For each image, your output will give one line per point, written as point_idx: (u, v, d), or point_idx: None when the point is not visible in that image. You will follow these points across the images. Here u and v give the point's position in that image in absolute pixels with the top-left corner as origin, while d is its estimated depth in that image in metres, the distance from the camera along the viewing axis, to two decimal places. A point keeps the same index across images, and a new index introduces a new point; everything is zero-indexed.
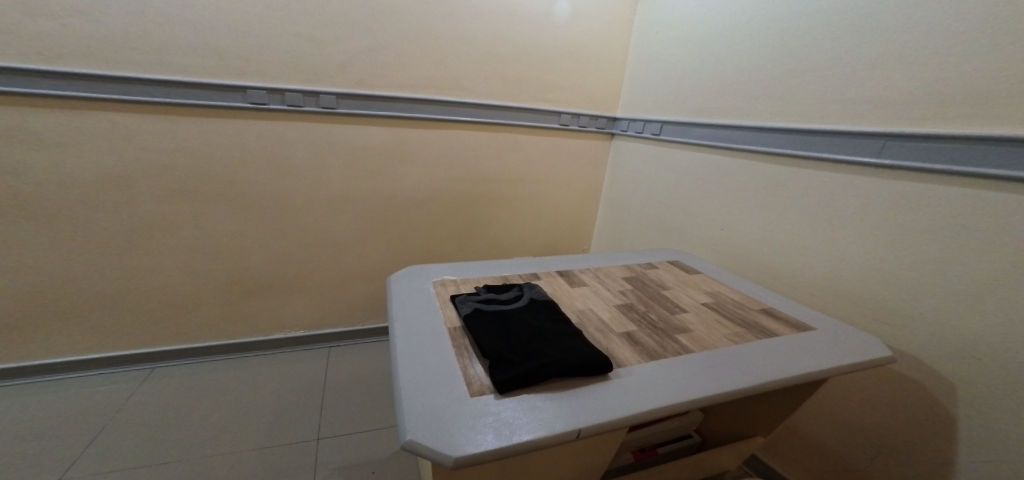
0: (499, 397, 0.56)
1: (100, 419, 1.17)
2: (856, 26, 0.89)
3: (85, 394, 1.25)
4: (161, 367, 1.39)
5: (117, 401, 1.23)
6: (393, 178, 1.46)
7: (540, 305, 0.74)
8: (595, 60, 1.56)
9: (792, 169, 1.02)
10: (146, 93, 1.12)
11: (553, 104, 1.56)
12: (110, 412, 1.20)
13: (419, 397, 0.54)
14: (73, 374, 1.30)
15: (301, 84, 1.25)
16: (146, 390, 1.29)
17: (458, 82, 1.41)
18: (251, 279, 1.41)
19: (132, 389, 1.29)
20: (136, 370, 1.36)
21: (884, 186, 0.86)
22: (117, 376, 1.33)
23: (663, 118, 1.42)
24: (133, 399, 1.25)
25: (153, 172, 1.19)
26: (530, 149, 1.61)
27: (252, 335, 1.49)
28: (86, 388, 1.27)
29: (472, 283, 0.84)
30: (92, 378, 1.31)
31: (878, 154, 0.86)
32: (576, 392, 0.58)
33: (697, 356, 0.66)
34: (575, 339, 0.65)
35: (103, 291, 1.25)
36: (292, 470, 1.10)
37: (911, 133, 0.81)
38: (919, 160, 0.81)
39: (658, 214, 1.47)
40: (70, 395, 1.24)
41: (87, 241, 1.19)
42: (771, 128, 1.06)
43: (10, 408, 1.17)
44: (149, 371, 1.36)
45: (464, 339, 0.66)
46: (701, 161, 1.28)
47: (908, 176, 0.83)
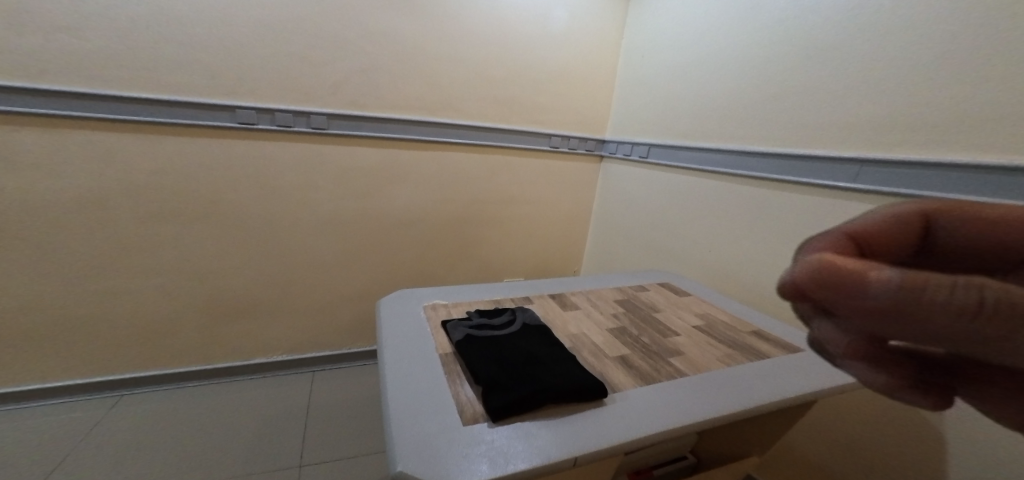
0: (493, 425, 0.54)
1: (62, 449, 1.10)
2: (830, 55, 0.94)
3: (49, 424, 1.18)
4: (133, 393, 1.32)
5: (82, 431, 1.17)
6: (383, 198, 1.45)
7: (532, 330, 0.73)
8: (584, 84, 1.60)
9: (776, 192, 1.05)
10: (131, 112, 1.11)
11: (542, 126, 1.59)
12: (73, 443, 1.13)
13: (410, 426, 0.53)
14: (35, 402, 1.23)
15: (292, 104, 1.25)
16: (114, 419, 1.22)
17: (450, 104, 1.43)
18: (234, 301, 1.37)
19: (99, 418, 1.22)
20: (105, 397, 1.30)
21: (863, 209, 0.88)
22: (84, 404, 1.26)
23: (651, 141, 1.46)
24: (100, 428, 1.18)
25: (134, 192, 1.17)
26: (520, 169, 1.62)
27: (232, 359, 1.43)
28: (49, 417, 1.20)
29: (463, 307, 0.83)
30: (56, 406, 1.24)
31: (855, 178, 0.90)
32: (571, 418, 0.57)
33: (691, 379, 0.66)
34: (569, 364, 0.64)
35: (74, 314, 1.20)
36: None
37: (885, 158, 0.84)
38: (893, 185, 0.84)
39: (647, 235, 1.49)
40: (33, 424, 1.17)
41: (59, 262, 1.15)
42: (754, 152, 1.09)
43: None
44: (118, 398, 1.30)
45: (456, 365, 0.65)
46: (687, 183, 1.31)
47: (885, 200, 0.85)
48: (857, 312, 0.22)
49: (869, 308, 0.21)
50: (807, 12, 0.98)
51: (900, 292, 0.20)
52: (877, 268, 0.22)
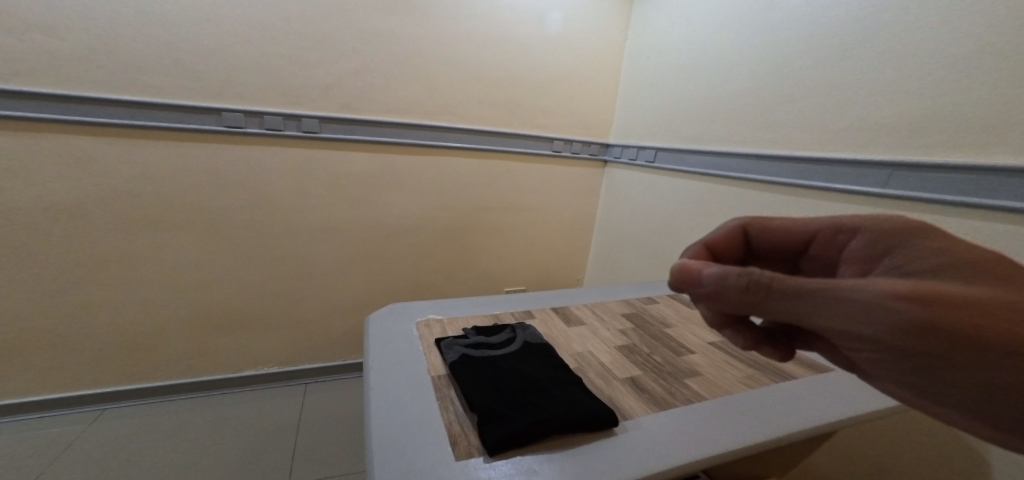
0: (490, 460, 0.48)
1: (34, 468, 1.03)
2: (848, 52, 0.88)
3: (23, 440, 1.11)
4: (114, 408, 1.26)
5: (58, 448, 1.10)
6: (378, 205, 1.40)
7: (534, 349, 0.67)
8: (587, 87, 1.56)
9: (792, 196, 0.99)
10: (111, 115, 1.06)
11: (544, 130, 1.54)
12: (47, 461, 1.06)
13: (395, 462, 0.47)
14: (10, 417, 1.17)
15: (282, 107, 1.20)
16: (93, 435, 1.15)
17: (447, 107, 1.38)
18: (221, 312, 1.31)
19: (77, 434, 1.15)
20: (84, 412, 1.23)
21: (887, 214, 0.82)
22: (62, 419, 1.19)
23: (657, 145, 1.40)
24: (77, 445, 1.11)
25: (115, 198, 1.11)
26: (522, 175, 1.57)
27: (220, 371, 1.37)
28: (22, 433, 1.13)
29: (459, 323, 0.78)
30: (31, 422, 1.17)
31: (885, 184, 0.82)
32: (577, 452, 0.51)
33: (709, 404, 0.60)
34: (574, 389, 0.58)
35: (52, 325, 1.14)
36: None
37: (919, 162, 0.77)
38: (927, 192, 0.77)
39: (653, 242, 1.43)
40: (7, 441, 1.10)
41: (36, 271, 1.09)
42: (769, 155, 1.04)
43: None
44: (99, 413, 1.23)
45: (449, 390, 0.59)
46: (696, 189, 1.25)
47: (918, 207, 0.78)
48: (699, 297, 0.37)
49: (703, 293, 0.36)
50: (821, 8, 0.94)
51: (715, 280, 0.36)
52: (706, 266, 0.37)
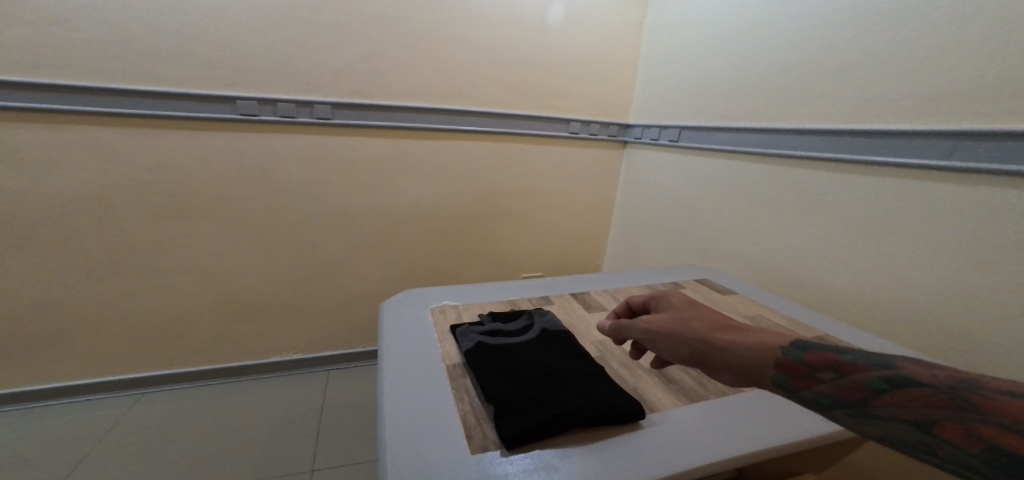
0: (507, 454, 0.45)
1: (80, 450, 1.08)
2: (895, 11, 0.79)
3: (68, 422, 1.17)
4: (151, 392, 1.31)
5: (101, 430, 1.15)
6: (393, 192, 1.38)
7: (552, 337, 0.64)
8: (604, 65, 1.49)
9: (829, 173, 0.91)
10: (130, 106, 1.06)
11: (560, 111, 1.48)
12: (91, 443, 1.11)
13: (409, 454, 0.44)
14: (56, 401, 1.22)
15: (294, 94, 1.19)
16: (133, 418, 1.20)
17: (459, 90, 1.34)
18: (244, 300, 1.33)
19: (116, 416, 1.20)
20: (124, 396, 1.28)
21: (927, 190, 0.75)
22: (104, 402, 1.25)
23: (682, 123, 1.33)
24: (119, 427, 1.16)
25: (138, 188, 1.13)
26: (538, 159, 1.52)
27: (247, 358, 1.40)
28: (67, 416, 1.19)
29: (476, 309, 0.75)
30: (75, 405, 1.23)
31: (948, 156, 0.72)
32: (601, 447, 0.47)
33: (743, 397, 0.57)
34: (597, 379, 0.55)
35: (86, 313, 1.18)
36: None
37: (985, 130, 0.68)
38: (996, 163, 0.67)
39: (676, 226, 1.37)
40: (54, 422, 1.16)
41: (69, 261, 1.12)
42: (806, 130, 0.95)
43: None
44: (137, 397, 1.28)
45: (465, 379, 0.56)
46: (723, 168, 1.18)
47: (982, 181, 0.69)
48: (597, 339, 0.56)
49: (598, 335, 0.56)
50: None
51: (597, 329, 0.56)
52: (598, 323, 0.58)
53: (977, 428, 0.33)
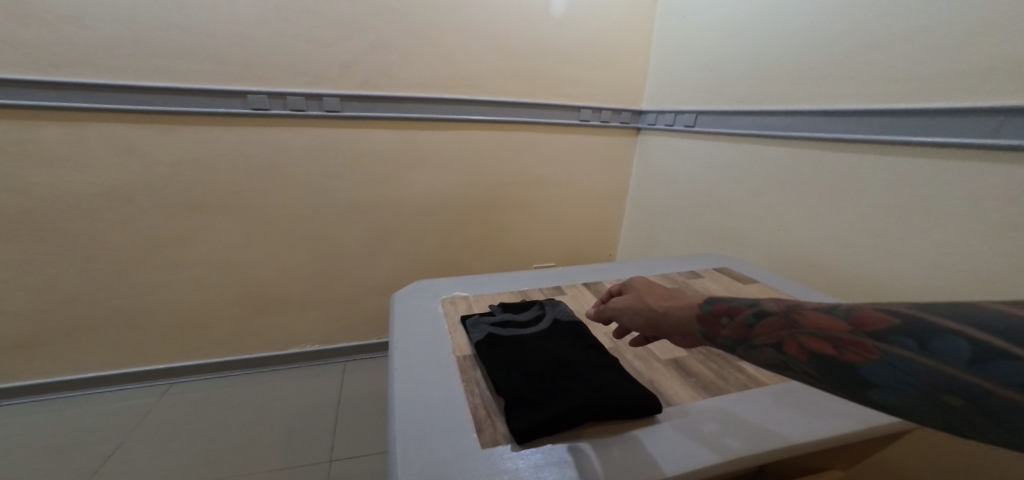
0: (518, 449, 0.44)
1: (114, 438, 1.13)
2: None
3: (102, 412, 1.21)
4: (180, 382, 1.35)
5: (135, 419, 1.19)
6: (403, 184, 1.37)
7: (564, 328, 0.63)
8: (616, 50, 1.44)
9: (856, 155, 0.86)
10: (145, 102, 1.07)
11: (571, 99, 1.45)
12: (125, 431, 1.15)
13: (419, 448, 0.44)
14: (90, 390, 1.27)
15: (303, 87, 1.18)
16: (164, 407, 1.24)
17: (467, 79, 1.32)
18: (261, 293, 1.35)
19: (146, 407, 1.24)
20: (154, 386, 1.32)
21: (964, 171, 0.70)
22: (136, 392, 1.29)
23: (698, 108, 1.28)
24: (151, 416, 1.21)
25: (156, 184, 1.14)
26: (549, 147, 1.49)
27: (267, 349, 1.42)
28: (101, 405, 1.23)
29: (487, 300, 0.74)
30: (108, 395, 1.27)
31: (992, 134, 0.67)
32: (616, 442, 0.46)
33: (767, 390, 0.54)
34: (610, 372, 0.53)
35: (113, 307, 1.21)
36: None
37: None
38: None
39: (693, 214, 1.33)
40: (90, 411, 1.21)
41: (94, 256, 1.15)
42: (831, 112, 0.90)
43: (27, 425, 1.14)
44: (167, 387, 1.33)
45: (475, 372, 0.55)
46: (743, 153, 1.13)
47: None
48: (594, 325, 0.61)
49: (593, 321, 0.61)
50: None
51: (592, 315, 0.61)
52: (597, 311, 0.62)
53: (797, 340, 0.35)
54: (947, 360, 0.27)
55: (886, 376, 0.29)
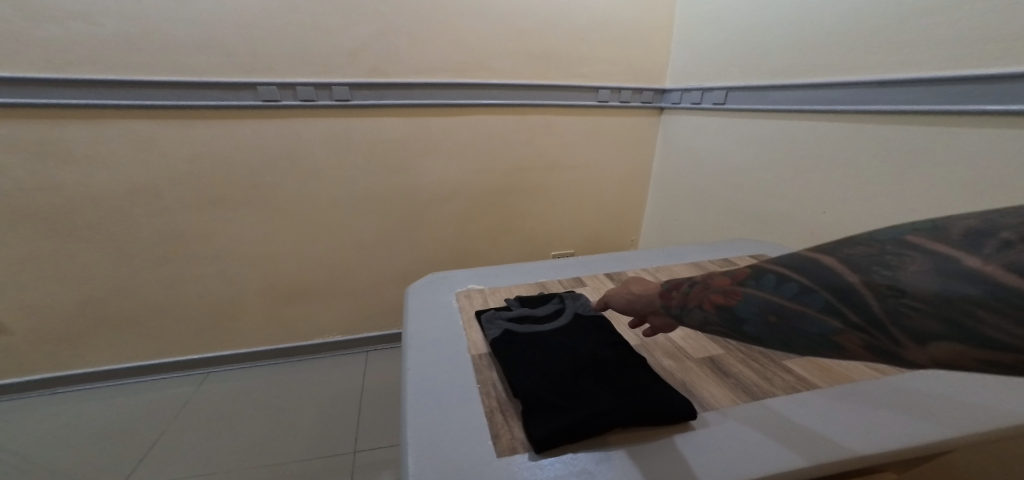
0: (538, 459, 0.41)
1: (151, 428, 1.16)
2: None
3: (143, 401, 1.25)
4: (211, 373, 1.37)
5: (175, 408, 1.23)
6: (417, 173, 1.34)
7: (586, 323, 0.59)
8: (636, 25, 1.35)
9: (913, 127, 0.78)
10: (158, 97, 1.07)
11: (588, 79, 1.38)
12: (164, 420, 1.19)
13: (432, 456, 0.41)
14: (125, 381, 1.31)
15: (313, 77, 1.16)
16: (200, 396, 1.27)
17: (479, 63, 1.27)
18: (283, 285, 1.35)
19: (185, 396, 1.27)
20: (186, 376, 1.35)
21: None
22: (169, 382, 1.32)
23: (728, 84, 1.19)
24: (189, 405, 1.24)
25: (174, 179, 1.15)
26: (566, 131, 1.43)
27: (291, 340, 1.43)
28: (136, 395, 1.27)
29: (504, 293, 0.70)
30: (143, 385, 1.31)
31: None
32: (646, 453, 0.42)
33: (814, 395, 0.51)
34: (638, 373, 0.49)
35: (142, 301, 1.24)
36: None
37: None
38: None
39: (724, 196, 1.25)
40: (126, 401, 1.24)
41: (120, 252, 1.17)
42: (883, 81, 0.81)
43: (68, 415, 1.18)
44: (204, 376, 1.36)
45: (491, 371, 0.52)
46: (779, 130, 1.05)
47: None
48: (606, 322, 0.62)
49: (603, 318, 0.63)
50: None
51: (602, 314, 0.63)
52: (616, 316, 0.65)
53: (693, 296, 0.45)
54: (764, 288, 0.38)
55: (746, 310, 0.39)
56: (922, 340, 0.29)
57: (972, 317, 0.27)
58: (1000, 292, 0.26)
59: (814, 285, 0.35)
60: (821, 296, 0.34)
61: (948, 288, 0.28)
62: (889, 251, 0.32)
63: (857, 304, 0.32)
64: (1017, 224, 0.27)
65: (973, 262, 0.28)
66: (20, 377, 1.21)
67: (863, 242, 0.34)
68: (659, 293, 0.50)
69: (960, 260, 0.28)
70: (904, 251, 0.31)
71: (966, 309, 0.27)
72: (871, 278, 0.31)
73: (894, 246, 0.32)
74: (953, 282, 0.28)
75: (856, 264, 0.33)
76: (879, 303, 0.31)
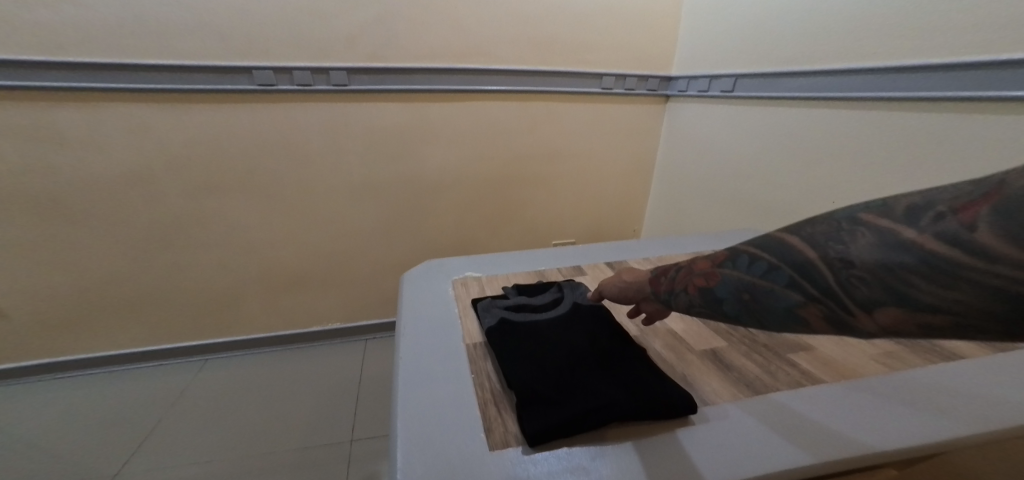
0: (531, 453, 0.39)
1: (149, 415, 1.16)
2: None
3: (142, 388, 1.25)
4: (210, 359, 1.37)
5: (173, 394, 1.23)
6: (417, 160, 1.32)
7: (584, 313, 0.57)
8: (642, 9, 1.31)
9: (930, 115, 0.75)
10: (152, 81, 1.04)
11: (592, 66, 1.35)
12: (163, 406, 1.19)
13: (422, 448, 0.39)
14: (125, 367, 1.31)
15: (310, 61, 1.13)
16: (198, 383, 1.27)
17: (480, 49, 1.24)
18: (281, 273, 1.34)
19: (184, 383, 1.28)
20: (185, 362, 1.35)
21: None
22: (168, 369, 1.33)
23: (737, 71, 1.16)
24: (188, 392, 1.24)
25: (170, 165, 1.13)
26: (569, 118, 1.40)
27: (290, 328, 1.43)
28: (136, 381, 1.27)
29: (502, 281, 0.69)
30: (142, 371, 1.31)
31: None
32: (644, 447, 0.40)
33: (819, 390, 0.49)
34: (637, 366, 0.48)
35: (140, 287, 1.23)
36: (327, 473, 1.01)
37: None
38: None
39: (729, 185, 1.23)
40: (126, 387, 1.25)
41: (117, 238, 1.16)
42: (900, 67, 0.78)
43: (68, 400, 1.19)
44: (202, 363, 1.36)
45: (486, 362, 0.51)
46: (789, 118, 1.01)
47: None
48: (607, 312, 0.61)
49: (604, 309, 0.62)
50: None
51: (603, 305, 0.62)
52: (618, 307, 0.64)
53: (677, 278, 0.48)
54: (739, 268, 0.40)
55: (721, 289, 0.41)
56: (868, 307, 0.31)
57: (909, 285, 0.29)
58: (931, 259, 0.28)
59: (779, 263, 0.37)
60: (783, 272, 0.36)
61: (889, 258, 0.30)
62: (843, 228, 0.34)
63: (814, 278, 0.34)
64: (952, 197, 0.29)
65: (911, 234, 0.30)
66: (20, 362, 1.22)
67: (823, 220, 0.36)
68: (648, 280, 0.51)
69: (899, 233, 0.31)
70: (856, 227, 0.33)
71: (902, 276, 0.30)
72: (827, 253, 0.34)
73: (848, 223, 0.34)
74: (892, 253, 0.30)
75: (815, 241, 0.35)
76: (832, 275, 0.33)
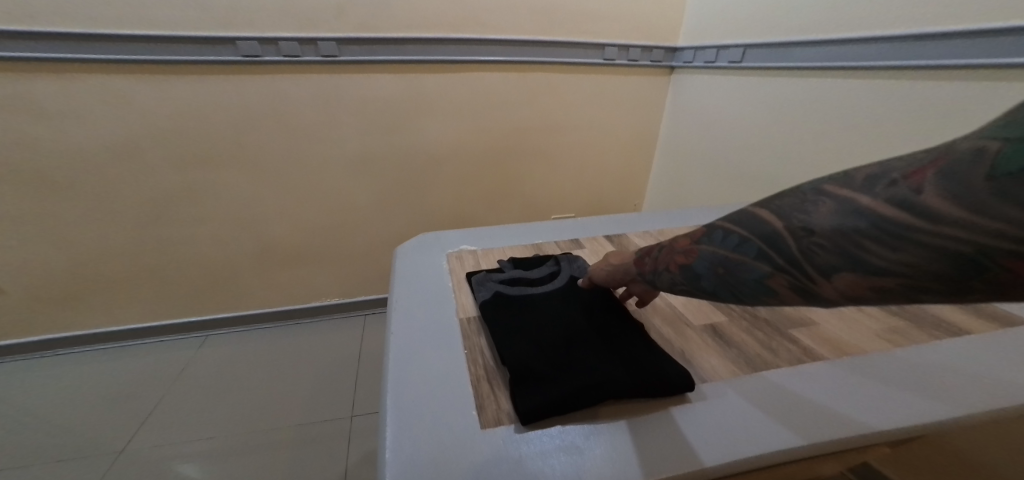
0: (523, 431, 0.38)
1: (151, 391, 1.17)
2: None
3: (144, 364, 1.25)
4: (209, 336, 1.38)
5: (174, 370, 1.23)
6: (412, 135, 1.29)
7: (581, 288, 0.55)
8: None
9: (951, 85, 0.72)
10: (133, 51, 1.00)
11: (594, 35, 1.29)
12: (164, 382, 1.20)
13: (412, 426, 0.38)
14: (126, 344, 1.32)
15: (297, 30, 1.08)
16: (199, 359, 1.28)
17: (477, 17, 1.18)
18: (277, 249, 1.33)
19: (185, 359, 1.28)
20: (185, 339, 1.36)
21: None
22: (168, 345, 1.33)
23: (746, 40, 1.10)
24: (189, 368, 1.24)
25: (157, 140, 1.10)
26: (569, 91, 1.36)
27: (289, 304, 1.43)
28: (137, 357, 1.28)
29: (497, 255, 0.67)
30: (143, 347, 1.32)
31: None
32: (638, 426, 0.39)
33: (819, 367, 0.48)
34: (635, 342, 0.46)
35: (135, 264, 1.22)
36: (328, 448, 1.02)
37: None
38: None
39: (734, 159, 1.20)
40: (127, 363, 1.25)
41: (109, 214, 1.14)
42: (923, 35, 0.74)
43: (71, 376, 1.20)
44: (203, 339, 1.36)
45: (480, 338, 0.49)
46: (799, 89, 0.98)
47: None
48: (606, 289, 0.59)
49: None
50: None
51: None
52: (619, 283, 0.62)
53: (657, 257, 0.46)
54: (713, 243, 0.38)
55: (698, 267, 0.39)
56: (827, 274, 0.29)
57: (864, 250, 0.27)
58: (883, 223, 0.27)
59: (749, 235, 0.35)
60: (752, 244, 0.35)
61: (846, 225, 0.29)
62: (808, 197, 0.32)
63: (778, 248, 0.32)
64: (907, 163, 0.28)
65: (867, 200, 0.28)
66: (21, 339, 1.22)
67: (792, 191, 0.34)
68: (633, 261, 0.49)
69: (857, 199, 0.29)
70: (818, 196, 0.31)
71: (858, 241, 0.28)
72: (791, 222, 0.32)
73: (812, 192, 0.32)
74: (848, 219, 0.29)
75: (782, 211, 0.33)
76: (793, 244, 0.31)
